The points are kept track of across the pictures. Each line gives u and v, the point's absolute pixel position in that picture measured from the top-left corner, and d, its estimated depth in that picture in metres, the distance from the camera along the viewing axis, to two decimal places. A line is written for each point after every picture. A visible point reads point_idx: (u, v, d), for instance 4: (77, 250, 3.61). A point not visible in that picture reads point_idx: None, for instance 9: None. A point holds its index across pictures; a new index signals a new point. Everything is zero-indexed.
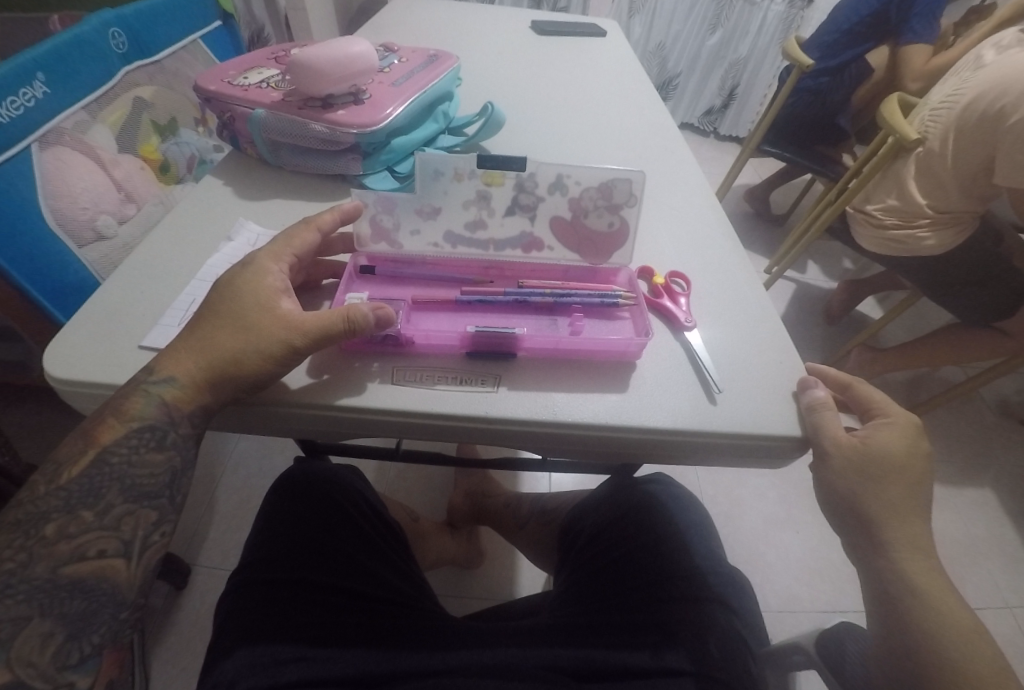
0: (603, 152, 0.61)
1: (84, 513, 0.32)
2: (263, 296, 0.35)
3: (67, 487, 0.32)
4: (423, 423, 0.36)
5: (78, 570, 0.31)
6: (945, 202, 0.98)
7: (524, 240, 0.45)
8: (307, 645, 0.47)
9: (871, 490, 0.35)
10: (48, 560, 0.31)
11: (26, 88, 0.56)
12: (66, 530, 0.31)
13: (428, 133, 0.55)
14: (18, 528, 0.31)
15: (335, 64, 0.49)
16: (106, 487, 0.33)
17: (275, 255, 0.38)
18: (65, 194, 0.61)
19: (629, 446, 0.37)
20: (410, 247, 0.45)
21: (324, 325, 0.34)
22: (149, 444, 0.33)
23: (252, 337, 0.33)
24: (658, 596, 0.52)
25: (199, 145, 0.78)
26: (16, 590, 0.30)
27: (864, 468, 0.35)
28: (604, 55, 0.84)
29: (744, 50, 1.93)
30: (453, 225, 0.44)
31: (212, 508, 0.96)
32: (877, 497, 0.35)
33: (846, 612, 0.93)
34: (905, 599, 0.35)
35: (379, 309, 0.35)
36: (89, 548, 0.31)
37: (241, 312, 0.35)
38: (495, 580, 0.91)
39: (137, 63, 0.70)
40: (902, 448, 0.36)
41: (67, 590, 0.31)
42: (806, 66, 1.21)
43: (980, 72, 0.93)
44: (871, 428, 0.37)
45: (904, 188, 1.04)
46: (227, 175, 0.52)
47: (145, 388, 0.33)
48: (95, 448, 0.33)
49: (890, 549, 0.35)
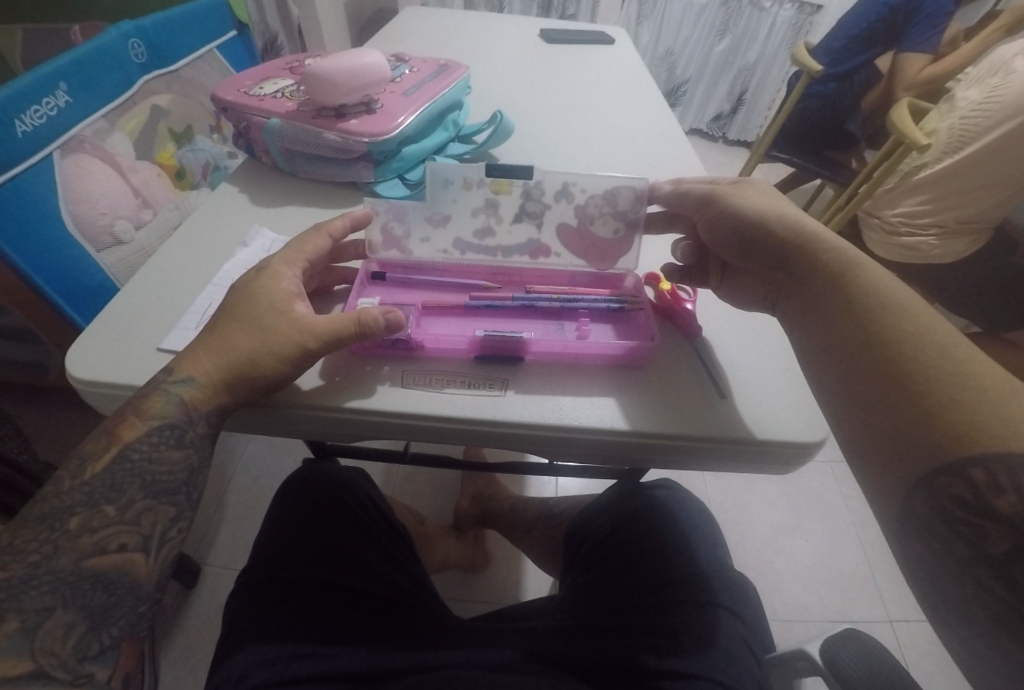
0: (610, 158, 0.62)
1: (106, 508, 0.33)
2: (278, 300, 0.36)
3: (90, 483, 0.33)
4: (432, 425, 0.36)
5: (99, 564, 0.32)
6: (969, 213, 1.01)
7: (533, 246, 0.46)
8: (316, 642, 0.48)
9: (771, 239, 0.39)
10: (71, 553, 0.32)
11: (49, 98, 0.58)
12: (89, 524, 0.32)
13: (438, 141, 0.56)
14: (43, 522, 0.32)
15: (348, 75, 0.50)
16: (127, 483, 0.34)
17: (288, 260, 0.39)
18: (85, 200, 0.62)
19: (638, 451, 0.37)
20: (420, 251, 0.45)
21: (335, 328, 0.35)
22: (168, 441, 0.35)
23: (267, 339, 0.34)
24: (663, 601, 0.52)
25: (215, 152, 0.79)
26: (42, 581, 0.31)
27: (750, 228, 0.40)
28: (612, 63, 0.85)
29: (752, 56, 1.93)
30: (462, 230, 0.45)
31: (222, 508, 0.97)
32: (780, 246, 0.38)
33: (856, 621, 0.92)
34: (846, 305, 0.34)
35: (388, 313, 0.36)
36: (110, 542, 0.32)
37: (256, 317, 0.36)
38: (501, 584, 0.91)
39: (155, 73, 0.72)
40: (763, 197, 0.41)
41: (89, 582, 0.32)
42: (814, 72, 1.21)
43: (1012, 78, 0.94)
44: (734, 190, 0.42)
45: (945, 197, 1.03)
46: (243, 182, 0.54)
47: (164, 388, 0.35)
48: (117, 445, 0.34)
49: (823, 281, 0.36)
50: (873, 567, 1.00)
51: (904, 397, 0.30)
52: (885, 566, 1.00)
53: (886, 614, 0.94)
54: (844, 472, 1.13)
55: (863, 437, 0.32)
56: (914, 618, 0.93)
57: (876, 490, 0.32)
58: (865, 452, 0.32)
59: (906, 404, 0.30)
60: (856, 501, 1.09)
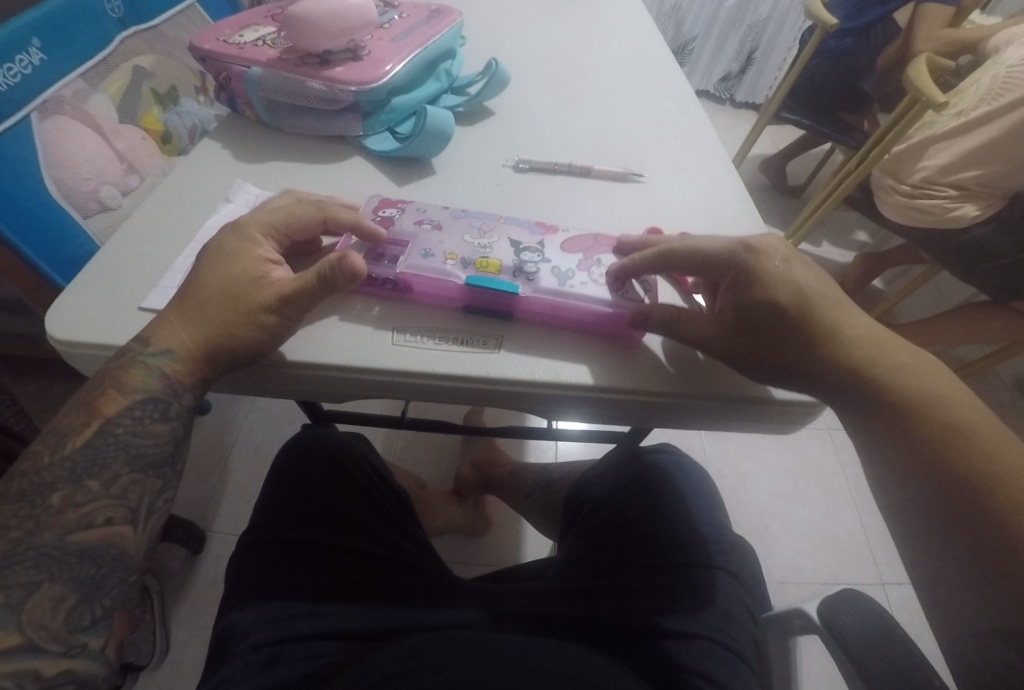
0: (612, 112, 0.59)
1: (90, 482, 0.32)
2: (255, 267, 0.35)
3: (72, 458, 0.32)
4: (426, 384, 0.35)
5: (86, 538, 0.32)
6: (987, 177, 0.99)
7: (537, 229, 0.42)
8: (316, 601, 0.49)
9: (810, 368, 0.34)
10: (55, 528, 0.31)
11: (22, 55, 0.54)
12: (72, 499, 0.32)
13: (429, 92, 0.53)
14: (23, 497, 0.31)
15: (332, 18, 0.47)
16: (111, 458, 0.33)
17: (261, 220, 0.37)
18: (67, 164, 0.60)
19: (635, 409, 0.36)
20: (406, 222, 0.41)
21: (299, 284, 0.33)
22: (153, 415, 0.34)
23: (248, 309, 0.33)
24: (663, 563, 0.52)
25: (201, 114, 0.77)
26: (24, 556, 0.30)
27: (781, 362, 0.34)
28: (616, 12, 0.80)
29: (763, 11, 1.85)
30: (457, 237, 0.40)
31: (225, 475, 0.97)
32: (847, 372, 0.34)
33: (849, 584, 0.93)
34: (919, 435, 0.33)
35: (344, 259, 0.32)
36: (96, 517, 0.32)
37: (231, 285, 0.34)
38: (500, 547, 0.92)
39: (135, 29, 0.68)
40: (805, 314, 0.34)
41: (76, 556, 0.31)
42: (829, 26, 1.15)
43: None
44: (765, 319, 0.34)
45: (971, 151, 0.99)
46: (225, 137, 0.51)
47: (142, 361, 0.33)
48: (98, 419, 0.33)
49: (895, 411, 0.33)
50: (868, 532, 1.00)
51: (981, 503, 0.30)
52: (880, 531, 1.00)
53: (880, 577, 0.95)
54: (843, 438, 1.13)
55: (921, 514, 0.33)
56: (907, 582, 0.94)
57: (933, 556, 0.32)
58: (916, 528, 0.33)
59: (966, 495, 0.31)
60: (854, 467, 1.09)
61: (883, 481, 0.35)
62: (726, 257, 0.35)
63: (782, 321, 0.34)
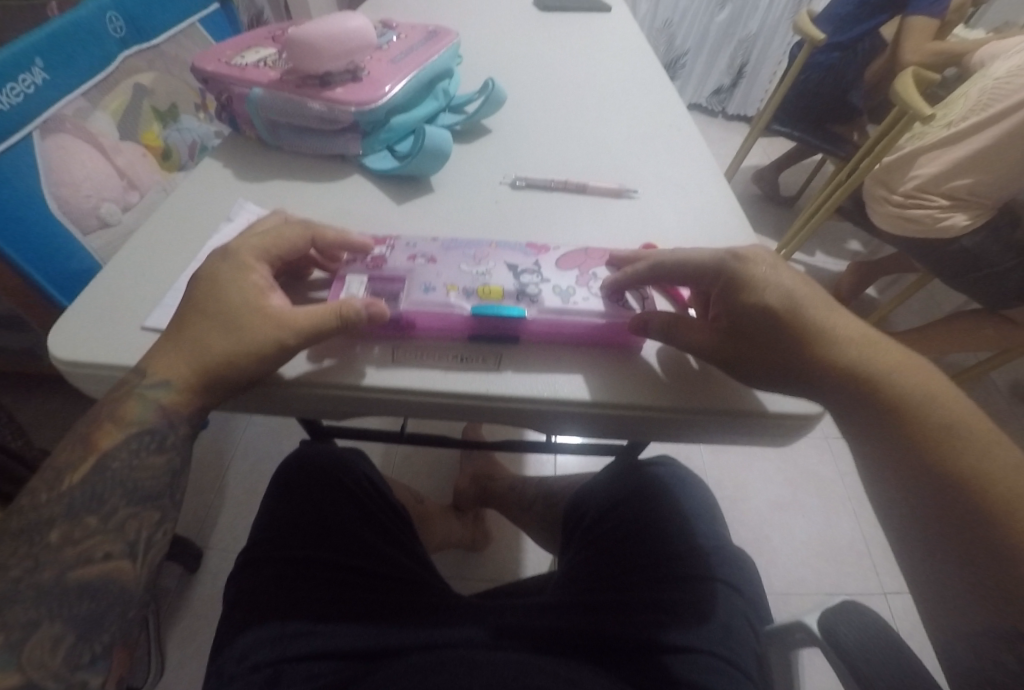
0: (607, 129, 0.60)
1: (88, 518, 0.32)
2: (249, 293, 0.35)
3: (69, 494, 0.33)
4: (428, 402, 0.36)
5: (85, 574, 0.31)
6: (981, 188, 1.00)
7: (530, 250, 0.42)
8: (316, 620, 0.48)
9: (804, 370, 0.34)
10: (55, 566, 0.31)
11: (25, 75, 0.55)
12: (71, 536, 0.32)
13: (428, 111, 0.54)
14: (21, 536, 0.31)
15: (332, 41, 0.47)
16: (109, 492, 0.33)
17: (256, 248, 0.37)
18: (68, 184, 0.61)
19: (631, 425, 0.37)
20: (398, 259, 0.41)
21: (316, 323, 0.34)
22: (150, 446, 0.34)
23: (245, 337, 0.34)
24: (663, 576, 0.52)
25: (201, 132, 0.77)
26: (24, 594, 0.30)
27: (779, 366, 0.35)
28: (609, 31, 0.82)
29: (753, 26, 1.88)
30: (454, 267, 0.40)
31: (222, 492, 0.97)
32: (843, 379, 0.34)
33: (850, 594, 0.93)
34: (912, 442, 0.33)
35: (371, 305, 0.35)
36: (94, 552, 0.32)
37: (229, 313, 0.34)
38: (500, 561, 0.92)
39: (136, 48, 0.69)
40: (800, 319, 0.35)
41: (75, 593, 0.31)
42: (818, 41, 1.17)
43: None
44: (758, 325, 0.35)
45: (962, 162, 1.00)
46: (227, 156, 0.52)
47: (139, 392, 0.34)
48: (95, 453, 0.33)
49: (888, 419, 0.34)
50: (869, 543, 1.00)
51: (976, 512, 0.31)
52: (881, 541, 1.00)
53: (881, 587, 0.95)
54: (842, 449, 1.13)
55: (918, 526, 0.33)
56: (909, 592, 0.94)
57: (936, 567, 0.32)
58: (915, 541, 0.33)
59: (959, 501, 0.31)
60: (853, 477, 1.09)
61: (882, 492, 0.35)
62: (715, 267, 0.37)
63: (775, 327, 0.35)
